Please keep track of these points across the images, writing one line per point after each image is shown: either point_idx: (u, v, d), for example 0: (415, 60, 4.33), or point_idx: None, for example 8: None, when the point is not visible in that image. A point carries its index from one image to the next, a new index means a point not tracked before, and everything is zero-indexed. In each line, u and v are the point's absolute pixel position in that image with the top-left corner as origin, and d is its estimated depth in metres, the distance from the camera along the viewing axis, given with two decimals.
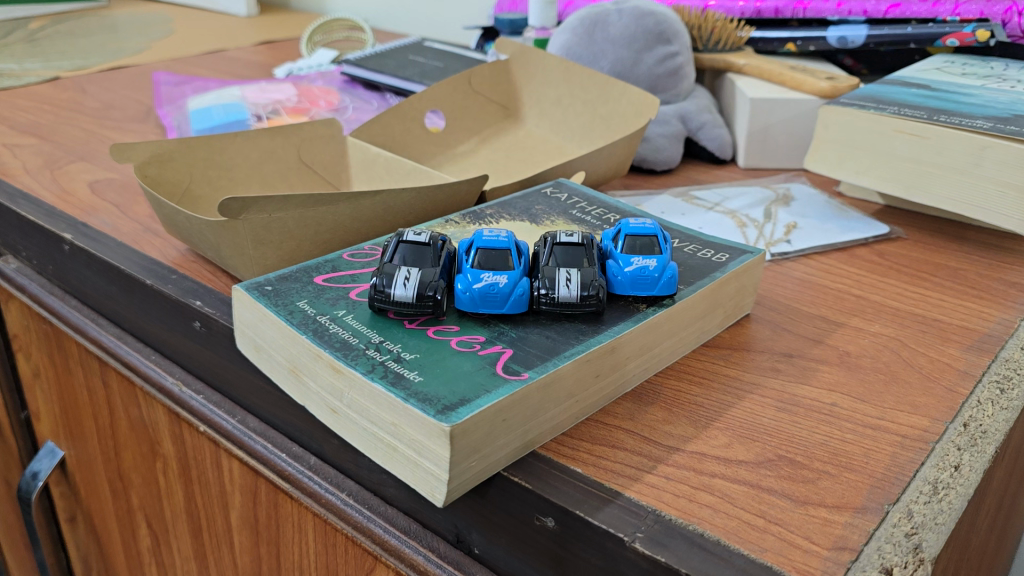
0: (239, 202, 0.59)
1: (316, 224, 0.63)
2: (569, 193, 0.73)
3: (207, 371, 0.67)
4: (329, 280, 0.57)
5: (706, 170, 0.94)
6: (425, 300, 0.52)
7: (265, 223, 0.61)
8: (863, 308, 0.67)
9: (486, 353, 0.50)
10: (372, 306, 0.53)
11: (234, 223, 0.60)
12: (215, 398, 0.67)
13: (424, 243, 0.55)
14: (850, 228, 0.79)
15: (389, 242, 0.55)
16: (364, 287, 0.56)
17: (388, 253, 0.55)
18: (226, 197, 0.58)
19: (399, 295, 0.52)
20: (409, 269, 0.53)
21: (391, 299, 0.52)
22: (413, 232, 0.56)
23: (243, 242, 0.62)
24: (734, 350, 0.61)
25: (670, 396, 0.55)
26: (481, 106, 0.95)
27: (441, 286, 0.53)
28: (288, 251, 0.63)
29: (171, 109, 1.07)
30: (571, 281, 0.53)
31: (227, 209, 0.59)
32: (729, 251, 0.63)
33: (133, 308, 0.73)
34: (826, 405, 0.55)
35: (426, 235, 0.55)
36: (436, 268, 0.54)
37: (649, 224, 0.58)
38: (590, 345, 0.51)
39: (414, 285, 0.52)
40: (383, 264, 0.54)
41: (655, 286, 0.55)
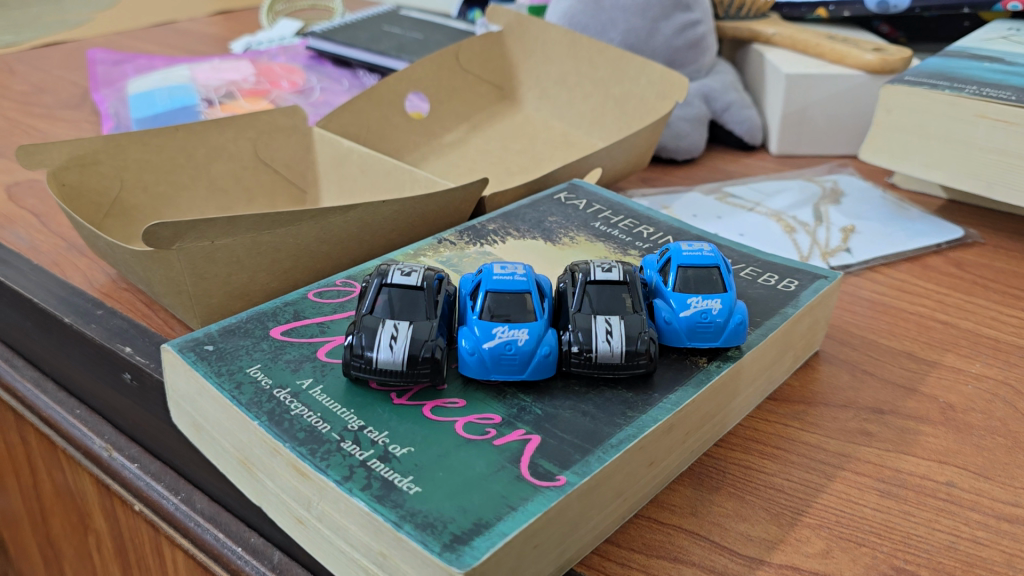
0: (170, 229, 0.45)
1: (275, 251, 0.49)
2: (588, 199, 0.59)
3: (143, 432, 0.54)
4: (291, 335, 0.43)
5: (734, 159, 0.81)
6: (418, 367, 0.39)
7: (207, 252, 0.47)
8: (955, 340, 0.54)
9: (505, 443, 0.37)
10: (346, 373, 0.40)
11: (165, 253, 0.46)
12: (154, 468, 0.53)
13: (414, 285, 0.41)
14: (916, 231, 0.66)
15: (368, 283, 0.42)
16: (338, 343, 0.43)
17: (368, 300, 0.41)
18: (153, 223, 0.44)
19: (385, 360, 0.39)
20: (396, 322, 0.40)
21: (374, 366, 0.39)
22: (401, 267, 0.42)
23: (177, 277, 0.48)
24: (809, 405, 0.48)
25: (739, 478, 0.43)
26: (471, 86, 0.81)
27: (441, 344, 0.40)
28: (237, 285, 0.50)
29: (109, 91, 0.91)
30: (613, 334, 0.40)
31: (155, 237, 0.45)
32: (798, 276, 0.50)
33: (51, 350, 0.59)
34: (941, 487, 0.42)
35: (418, 274, 0.42)
36: (433, 319, 0.40)
37: (708, 250, 0.45)
38: (642, 427, 0.38)
39: (405, 345, 0.39)
40: (361, 316, 0.40)
41: (717, 337, 0.42)
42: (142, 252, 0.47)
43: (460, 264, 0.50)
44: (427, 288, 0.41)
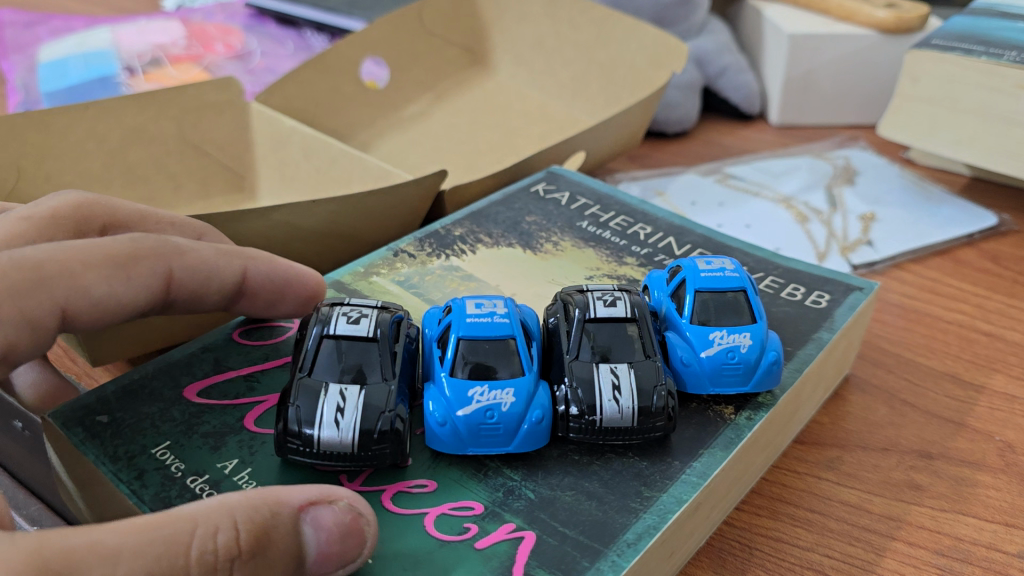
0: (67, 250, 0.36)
1: None
2: (570, 191, 0.50)
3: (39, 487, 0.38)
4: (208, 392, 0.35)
5: (729, 131, 0.72)
6: (372, 447, 0.30)
7: None
8: (1002, 356, 0.47)
9: (490, 544, 0.29)
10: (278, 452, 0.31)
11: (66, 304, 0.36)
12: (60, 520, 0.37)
13: (363, 336, 0.32)
14: (944, 217, 0.58)
15: (307, 331, 0.33)
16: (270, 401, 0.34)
17: (307, 357, 0.32)
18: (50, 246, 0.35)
19: (329, 439, 0.30)
20: (343, 386, 0.31)
21: (315, 446, 0.30)
22: (348, 310, 0.33)
23: None
24: (843, 450, 0.40)
25: (769, 556, 0.35)
26: (437, 51, 0.71)
27: (403, 413, 0.31)
28: None
29: (18, 57, 0.80)
30: (621, 389, 0.32)
31: None
32: (828, 288, 0.43)
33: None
34: (1012, 560, 0.35)
35: (369, 320, 0.33)
36: (390, 379, 0.32)
37: (731, 268, 0.37)
38: (664, 515, 0.30)
39: (357, 420, 0.30)
40: (299, 377, 0.32)
41: (746, 381, 0.34)
42: None
43: (422, 285, 0.41)
44: (384, 338, 0.32)
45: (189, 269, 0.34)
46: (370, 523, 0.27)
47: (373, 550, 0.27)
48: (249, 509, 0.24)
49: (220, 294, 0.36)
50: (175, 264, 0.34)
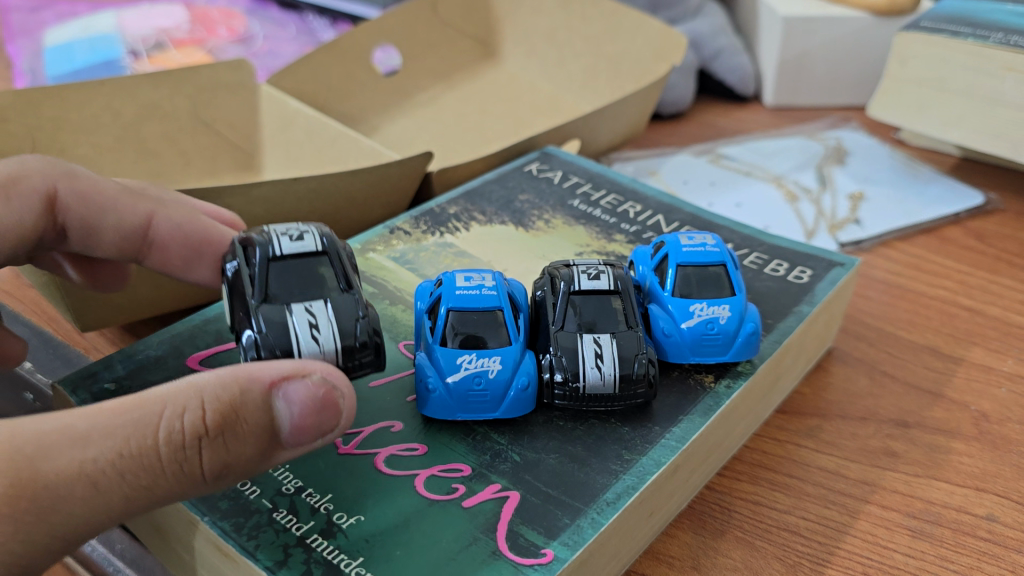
0: None
1: None
2: (563, 170, 0.52)
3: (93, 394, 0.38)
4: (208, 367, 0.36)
5: (724, 112, 0.73)
6: (357, 356, 0.32)
7: None
8: (982, 330, 0.48)
9: (477, 503, 0.30)
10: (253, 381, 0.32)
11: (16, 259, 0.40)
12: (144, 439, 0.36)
13: (312, 252, 0.34)
14: (931, 196, 0.59)
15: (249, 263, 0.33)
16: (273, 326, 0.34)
17: (259, 283, 0.33)
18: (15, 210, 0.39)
19: (312, 355, 0.31)
20: (308, 305, 0.32)
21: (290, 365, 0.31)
22: (284, 230, 0.35)
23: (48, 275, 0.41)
24: (823, 419, 0.42)
25: (746, 518, 0.36)
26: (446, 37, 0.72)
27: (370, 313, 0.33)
28: None
29: (24, 41, 0.81)
30: (603, 358, 0.34)
31: None
32: (810, 264, 0.44)
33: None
34: (980, 522, 0.36)
35: (312, 239, 0.34)
36: (349, 290, 0.33)
37: (712, 243, 0.38)
38: (643, 476, 0.31)
39: (332, 329, 0.32)
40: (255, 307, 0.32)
41: (726, 350, 0.36)
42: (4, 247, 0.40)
43: (417, 261, 0.43)
44: (332, 248, 0.34)
45: (75, 193, 0.37)
46: (342, 396, 0.27)
47: (347, 419, 0.28)
48: (216, 389, 0.26)
49: (119, 233, 0.38)
50: (60, 185, 0.37)
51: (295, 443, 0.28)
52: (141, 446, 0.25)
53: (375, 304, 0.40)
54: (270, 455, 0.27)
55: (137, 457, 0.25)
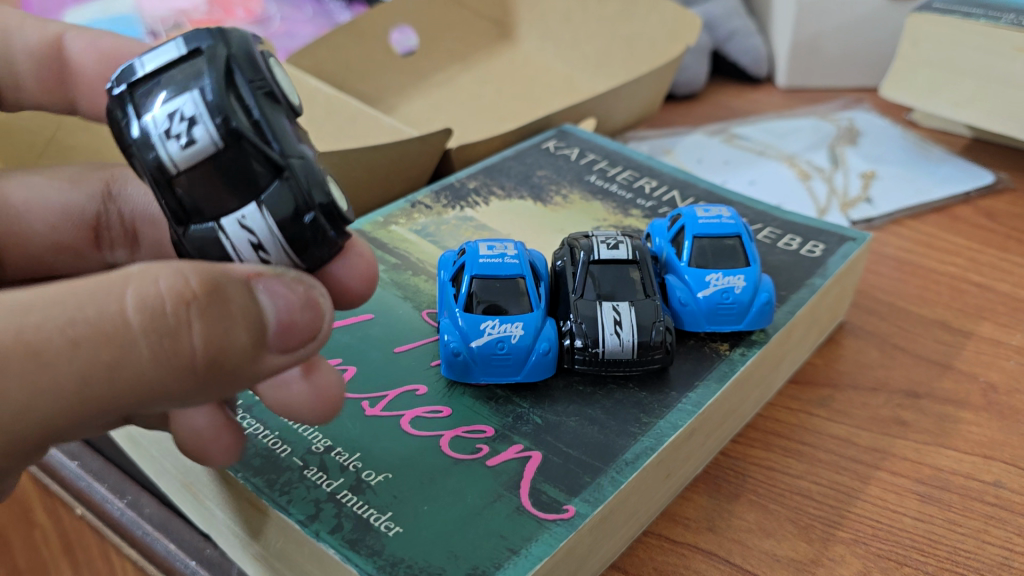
0: None
1: None
2: (580, 147, 0.53)
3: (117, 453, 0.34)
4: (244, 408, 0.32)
5: (738, 93, 0.74)
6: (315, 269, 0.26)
7: None
8: (991, 306, 0.49)
9: (500, 462, 0.31)
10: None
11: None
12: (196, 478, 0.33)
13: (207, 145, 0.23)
14: (942, 175, 0.60)
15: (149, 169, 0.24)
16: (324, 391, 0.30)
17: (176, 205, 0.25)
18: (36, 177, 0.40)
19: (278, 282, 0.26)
20: (240, 218, 0.24)
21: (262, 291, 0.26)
22: (164, 118, 0.23)
23: None
24: (835, 389, 0.43)
25: (759, 483, 0.37)
26: (461, 18, 0.73)
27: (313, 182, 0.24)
28: None
29: (44, 22, 0.82)
30: (621, 324, 0.35)
31: None
32: (823, 239, 0.45)
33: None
34: (988, 488, 0.37)
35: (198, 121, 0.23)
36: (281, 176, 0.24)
37: (728, 216, 0.39)
38: (660, 438, 0.32)
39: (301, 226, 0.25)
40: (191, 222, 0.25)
41: (741, 320, 0.37)
42: None
43: (438, 233, 0.44)
44: (238, 133, 0.23)
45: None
46: (321, 294, 0.26)
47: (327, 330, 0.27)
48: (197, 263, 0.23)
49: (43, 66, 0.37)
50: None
51: (278, 348, 0.25)
52: (106, 314, 0.22)
53: (398, 275, 0.41)
54: (256, 359, 0.25)
55: (106, 328, 0.22)
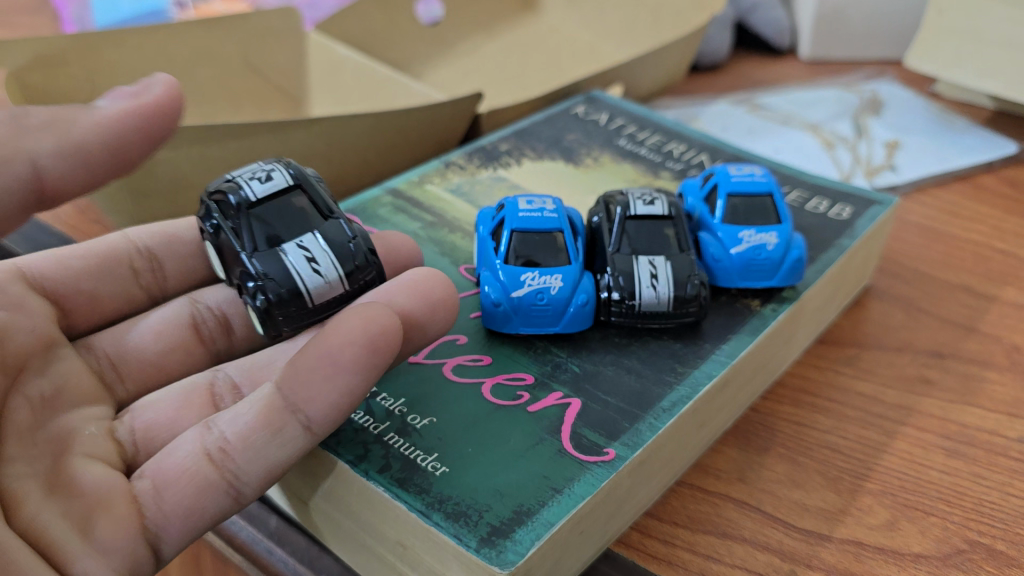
0: None
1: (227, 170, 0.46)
2: (609, 112, 0.53)
3: (187, 479, 0.28)
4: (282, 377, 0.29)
5: (761, 65, 0.74)
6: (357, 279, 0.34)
7: (146, 166, 0.44)
8: (1015, 271, 0.49)
9: (541, 409, 0.32)
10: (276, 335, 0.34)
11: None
12: (294, 454, 0.29)
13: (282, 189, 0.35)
14: (966, 145, 0.61)
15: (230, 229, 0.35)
16: (376, 316, 0.29)
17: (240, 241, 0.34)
18: None
19: (319, 289, 0.33)
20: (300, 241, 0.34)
21: (312, 305, 0.33)
22: (249, 175, 0.36)
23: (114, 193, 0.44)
24: (861, 349, 0.44)
25: (788, 437, 0.38)
26: None
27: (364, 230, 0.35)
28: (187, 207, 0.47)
29: None
30: (657, 277, 0.36)
31: None
32: (851, 202, 0.46)
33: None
34: (1012, 444, 0.38)
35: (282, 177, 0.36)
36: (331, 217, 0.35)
37: (760, 175, 0.40)
38: (696, 387, 0.33)
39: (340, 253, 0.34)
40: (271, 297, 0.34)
41: (773, 275, 0.37)
42: None
43: (472, 192, 0.45)
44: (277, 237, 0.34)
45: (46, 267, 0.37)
46: None
47: None
48: None
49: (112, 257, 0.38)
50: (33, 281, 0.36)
51: None
52: None
53: (434, 232, 0.42)
54: None
55: None
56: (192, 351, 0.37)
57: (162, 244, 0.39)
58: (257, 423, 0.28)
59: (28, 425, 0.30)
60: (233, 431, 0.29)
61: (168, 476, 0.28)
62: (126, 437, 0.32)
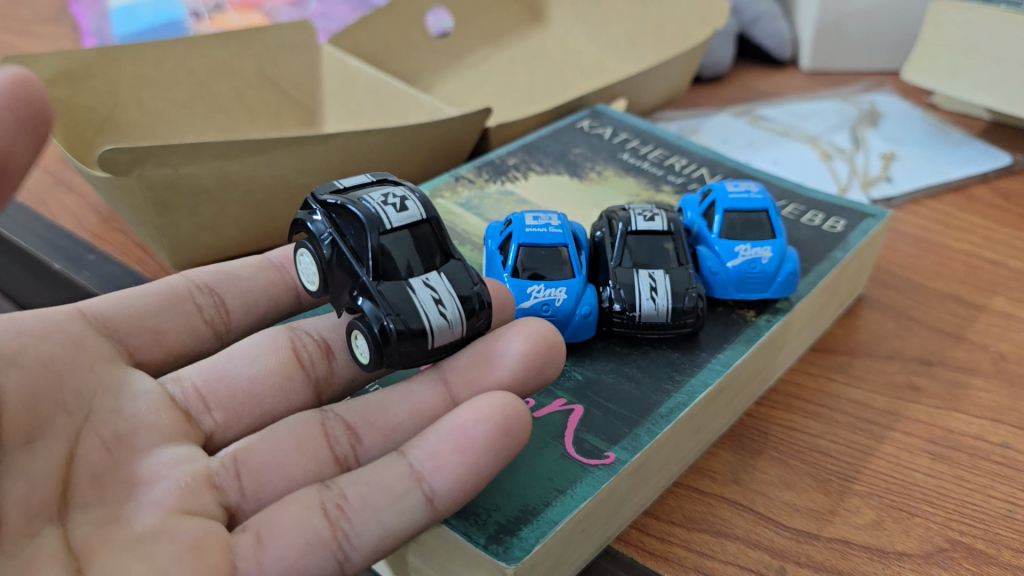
0: (128, 154, 0.43)
1: (247, 183, 0.48)
2: (613, 127, 0.55)
3: (301, 533, 0.28)
4: (414, 451, 0.30)
5: (763, 76, 0.76)
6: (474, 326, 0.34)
7: (170, 180, 0.46)
8: (1004, 281, 0.51)
9: (547, 414, 0.35)
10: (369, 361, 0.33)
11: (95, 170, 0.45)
12: (411, 525, 0.29)
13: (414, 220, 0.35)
14: (960, 157, 0.62)
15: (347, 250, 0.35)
16: (510, 402, 0.30)
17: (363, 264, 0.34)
18: (109, 148, 0.43)
19: (440, 330, 0.33)
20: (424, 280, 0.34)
21: (430, 345, 0.33)
22: (380, 197, 0.35)
23: (140, 205, 0.46)
24: (852, 357, 0.46)
25: (781, 440, 0.40)
26: None
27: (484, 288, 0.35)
28: (208, 217, 0.49)
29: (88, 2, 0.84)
30: (657, 290, 0.38)
31: (113, 163, 0.43)
32: (844, 215, 0.48)
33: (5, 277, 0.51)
34: (995, 448, 0.40)
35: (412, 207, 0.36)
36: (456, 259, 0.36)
37: (756, 191, 0.42)
38: (692, 394, 0.35)
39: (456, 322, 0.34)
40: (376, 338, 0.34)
41: (767, 288, 0.39)
42: (100, 183, 0.45)
43: (481, 206, 0.47)
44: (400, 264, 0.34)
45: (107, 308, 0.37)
46: None
47: None
48: None
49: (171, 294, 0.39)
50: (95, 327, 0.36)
51: None
52: None
53: None
54: None
55: None
56: (291, 386, 0.36)
57: (221, 279, 0.39)
58: (380, 490, 0.29)
59: (103, 468, 0.32)
60: (354, 492, 0.29)
61: (274, 527, 0.29)
62: (229, 483, 0.32)
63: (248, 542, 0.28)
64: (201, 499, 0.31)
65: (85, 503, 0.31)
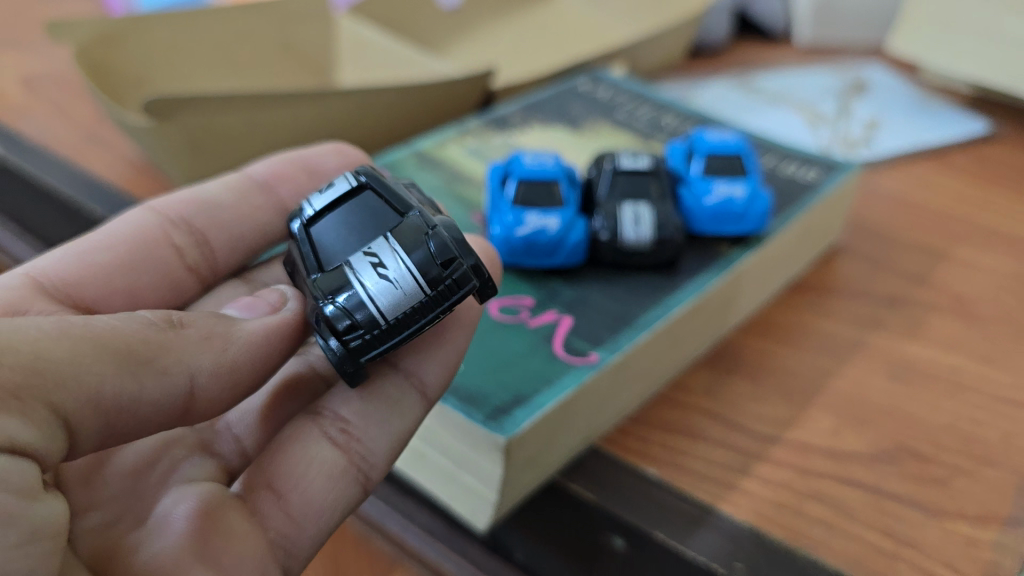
0: (167, 102, 0.48)
1: (272, 132, 0.53)
2: (609, 89, 0.60)
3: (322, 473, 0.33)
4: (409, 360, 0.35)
5: (757, 50, 0.80)
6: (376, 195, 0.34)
7: (203, 126, 0.50)
8: (969, 233, 0.56)
9: (539, 325, 0.39)
10: (348, 363, 0.31)
11: (136, 117, 0.50)
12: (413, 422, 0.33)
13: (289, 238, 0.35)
14: (939, 126, 0.67)
15: None
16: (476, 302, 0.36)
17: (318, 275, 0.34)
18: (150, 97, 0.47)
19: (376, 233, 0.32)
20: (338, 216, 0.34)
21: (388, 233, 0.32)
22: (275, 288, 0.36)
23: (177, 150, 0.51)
24: (823, 295, 0.50)
25: (754, 360, 0.45)
26: None
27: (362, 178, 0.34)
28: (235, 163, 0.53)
29: None
30: (640, 220, 0.42)
31: (152, 110, 0.48)
32: (819, 167, 0.52)
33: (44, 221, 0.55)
34: (946, 371, 0.45)
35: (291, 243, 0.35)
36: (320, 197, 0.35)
37: (733, 140, 0.47)
38: (669, 309, 0.40)
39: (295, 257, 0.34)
40: (322, 317, 0.31)
41: (740, 221, 0.44)
42: (141, 128, 0.50)
43: (488, 154, 0.51)
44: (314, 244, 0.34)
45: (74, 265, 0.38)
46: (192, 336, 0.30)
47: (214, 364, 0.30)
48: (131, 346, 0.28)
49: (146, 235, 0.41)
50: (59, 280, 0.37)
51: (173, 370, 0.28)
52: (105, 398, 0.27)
53: (454, 187, 0.49)
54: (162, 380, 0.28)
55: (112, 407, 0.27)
56: None
57: (197, 208, 0.43)
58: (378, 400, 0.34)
59: (84, 473, 0.32)
60: (351, 413, 0.34)
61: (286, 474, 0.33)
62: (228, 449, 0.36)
63: (266, 493, 0.32)
64: (208, 468, 0.34)
65: (87, 503, 0.31)
